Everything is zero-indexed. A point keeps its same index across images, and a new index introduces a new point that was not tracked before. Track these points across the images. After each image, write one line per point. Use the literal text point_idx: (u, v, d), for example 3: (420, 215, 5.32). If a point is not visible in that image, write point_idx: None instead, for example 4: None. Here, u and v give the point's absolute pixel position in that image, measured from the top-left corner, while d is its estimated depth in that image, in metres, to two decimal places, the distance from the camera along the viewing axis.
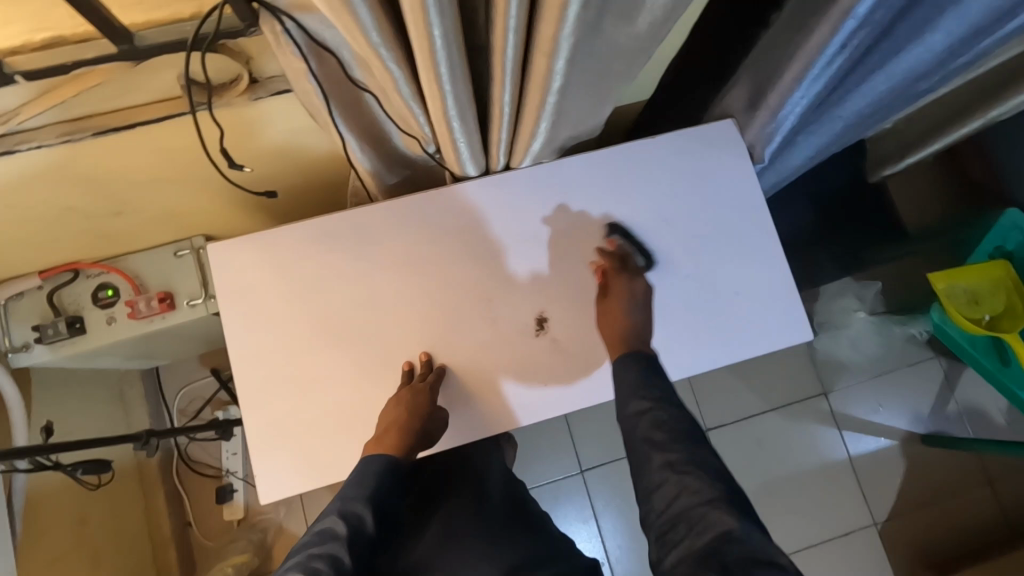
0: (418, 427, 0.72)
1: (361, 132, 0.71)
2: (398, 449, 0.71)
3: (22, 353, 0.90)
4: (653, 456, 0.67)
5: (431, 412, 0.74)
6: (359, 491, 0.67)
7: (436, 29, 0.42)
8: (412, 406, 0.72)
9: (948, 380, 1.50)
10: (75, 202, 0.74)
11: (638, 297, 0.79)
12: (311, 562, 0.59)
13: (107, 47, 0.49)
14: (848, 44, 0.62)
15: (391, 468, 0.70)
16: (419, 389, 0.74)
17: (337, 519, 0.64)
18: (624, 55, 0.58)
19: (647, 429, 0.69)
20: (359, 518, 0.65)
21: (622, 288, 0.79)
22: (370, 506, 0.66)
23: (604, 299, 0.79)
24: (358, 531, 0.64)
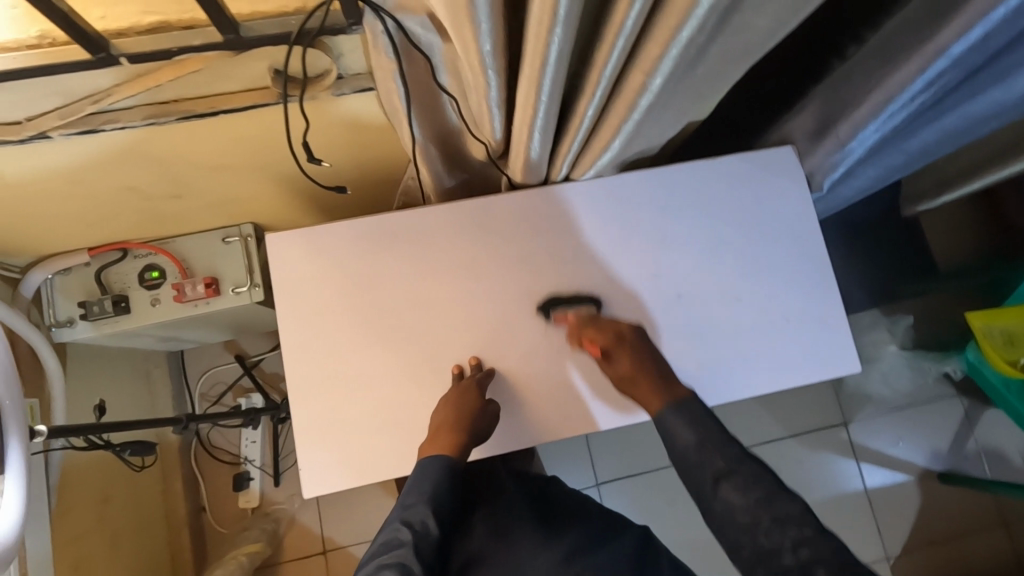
0: (470, 423, 0.71)
1: (432, 133, 0.72)
2: (454, 447, 0.71)
3: (66, 328, 0.91)
4: (739, 522, 0.63)
5: (482, 404, 0.73)
6: (419, 497, 0.69)
7: (554, 42, 0.42)
8: (462, 401, 0.72)
9: (969, 420, 1.49)
10: (140, 183, 0.74)
11: (634, 340, 0.77)
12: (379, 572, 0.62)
13: (212, 35, 0.50)
14: (935, 83, 0.63)
15: (448, 469, 0.70)
16: (471, 389, 0.73)
17: (400, 527, 0.67)
18: (714, 77, 0.58)
19: (720, 494, 0.66)
20: (421, 522, 0.68)
21: (622, 349, 0.76)
22: (432, 510, 0.69)
23: (615, 362, 0.76)
24: (422, 538, 0.67)
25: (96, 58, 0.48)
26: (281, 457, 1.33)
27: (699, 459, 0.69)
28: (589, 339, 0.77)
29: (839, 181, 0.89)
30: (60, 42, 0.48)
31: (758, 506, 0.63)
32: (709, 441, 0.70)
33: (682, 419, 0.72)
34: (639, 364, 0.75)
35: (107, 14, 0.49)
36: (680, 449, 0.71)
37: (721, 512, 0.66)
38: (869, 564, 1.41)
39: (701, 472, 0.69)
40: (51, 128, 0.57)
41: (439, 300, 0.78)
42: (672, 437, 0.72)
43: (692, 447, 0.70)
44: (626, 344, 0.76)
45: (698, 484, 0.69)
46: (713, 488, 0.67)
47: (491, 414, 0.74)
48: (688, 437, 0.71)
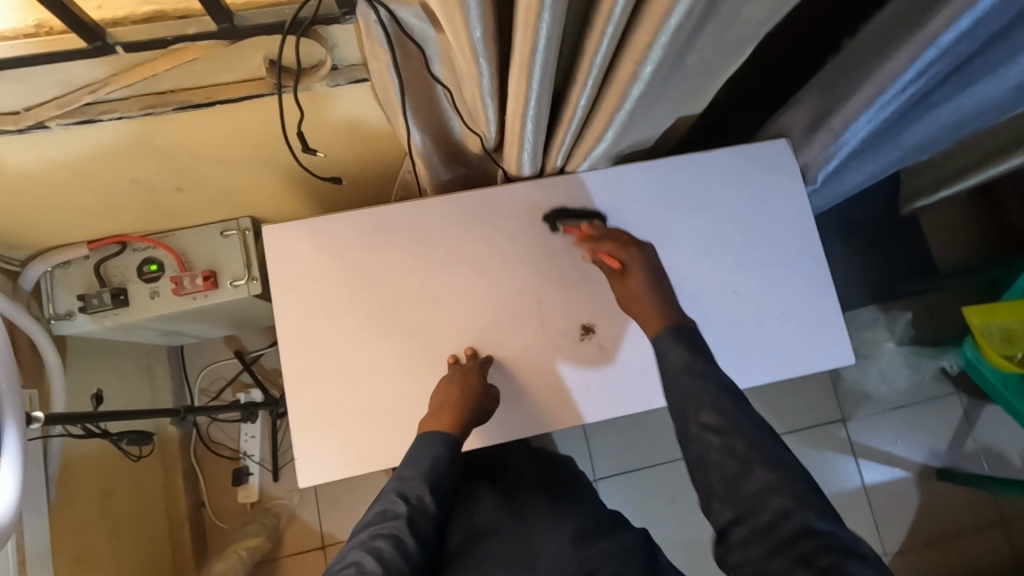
0: (472, 405, 0.72)
1: (427, 125, 0.72)
2: (454, 425, 0.72)
3: (66, 320, 0.92)
4: (710, 444, 0.63)
5: (484, 388, 0.74)
6: (416, 472, 0.70)
7: (543, 28, 0.43)
8: (465, 383, 0.73)
9: (968, 418, 1.49)
10: (138, 174, 0.75)
11: (649, 261, 0.79)
12: (374, 543, 0.64)
13: (207, 24, 0.50)
14: (926, 74, 0.63)
15: (449, 445, 0.71)
16: (475, 371, 0.75)
17: (395, 499, 0.68)
18: (705, 67, 0.58)
19: (700, 417, 0.65)
20: (418, 497, 0.68)
21: (639, 266, 0.78)
22: (429, 486, 0.69)
23: (628, 276, 0.78)
24: (418, 511, 0.68)
25: (91, 47, 0.49)
26: (281, 452, 1.34)
27: (682, 380, 0.68)
28: (604, 251, 0.79)
29: (835, 175, 0.89)
30: (57, 31, 0.48)
31: (733, 433, 0.63)
32: (698, 367, 0.69)
33: (677, 342, 0.72)
34: (651, 287, 0.77)
35: (104, 4, 0.49)
36: (668, 367, 0.71)
37: (694, 434, 0.65)
38: (891, 553, 1.42)
39: (684, 393, 0.67)
40: (49, 118, 0.58)
41: (437, 292, 0.79)
42: (665, 356, 0.71)
43: (683, 367, 0.69)
44: (642, 264, 0.78)
45: (676, 402, 0.68)
46: (695, 424, 0.65)
47: (493, 395, 0.75)
48: (682, 358, 0.70)
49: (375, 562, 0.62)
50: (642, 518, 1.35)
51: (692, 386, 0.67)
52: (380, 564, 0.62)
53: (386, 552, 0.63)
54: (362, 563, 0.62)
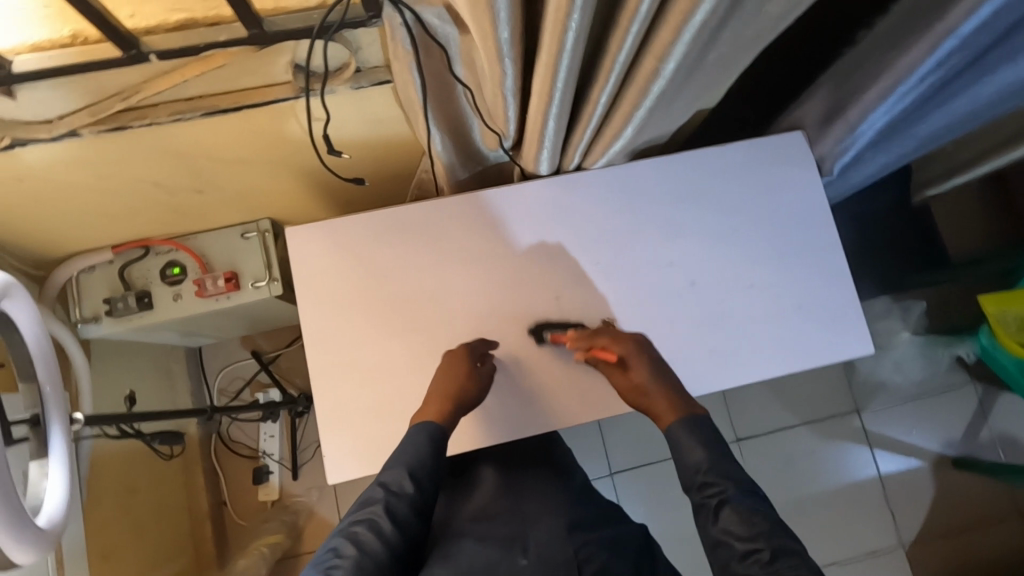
0: (456, 390, 0.73)
1: (446, 125, 0.73)
2: (439, 415, 0.72)
3: (91, 324, 0.93)
4: (734, 550, 0.62)
5: (471, 372, 0.75)
6: (399, 459, 0.70)
7: (571, 27, 0.43)
8: (449, 369, 0.74)
9: (982, 406, 1.48)
10: (163, 178, 0.76)
11: (643, 349, 0.77)
12: (352, 528, 0.66)
13: (238, 31, 0.51)
14: (944, 65, 0.63)
15: (431, 434, 0.71)
16: (462, 356, 0.76)
17: (377, 486, 0.69)
18: (724, 61, 0.59)
19: (720, 520, 0.64)
20: (397, 483, 0.68)
21: (636, 356, 0.76)
22: (409, 473, 0.69)
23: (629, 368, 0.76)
24: (397, 497, 0.68)
25: (126, 56, 0.50)
26: (300, 451, 1.35)
27: (700, 480, 0.68)
28: (601, 347, 0.76)
29: (851, 167, 0.89)
30: (92, 40, 0.50)
31: (758, 539, 0.61)
32: (717, 467, 0.69)
33: (693, 438, 0.71)
34: (653, 375, 0.75)
35: (136, 12, 0.50)
36: (686, 466, 0.71)
37: (716, 540, 0.64)
38: (906, 544, 1.42)
39: (703, 493, 0.68)
40: (82, 126, 0.59)
41: (456, 290, 0.80)
42: (681, 455, 0.71)
43: (698, 467, 0.69)
44: (638, 351, 0.76)
45: (699, 503, 0.68)
46: (717, 527, 0.64)
47: (486, 379, 0.76)
48: (698, 453, 0.70)
49: (351, 546, 0.64)
50: (659, 508, 1.36)
51: (710, 488, 0.67)
52: (356, 548, 0.64)
53: (362, 535, 0.65)
54: (340, 547, 0.65)
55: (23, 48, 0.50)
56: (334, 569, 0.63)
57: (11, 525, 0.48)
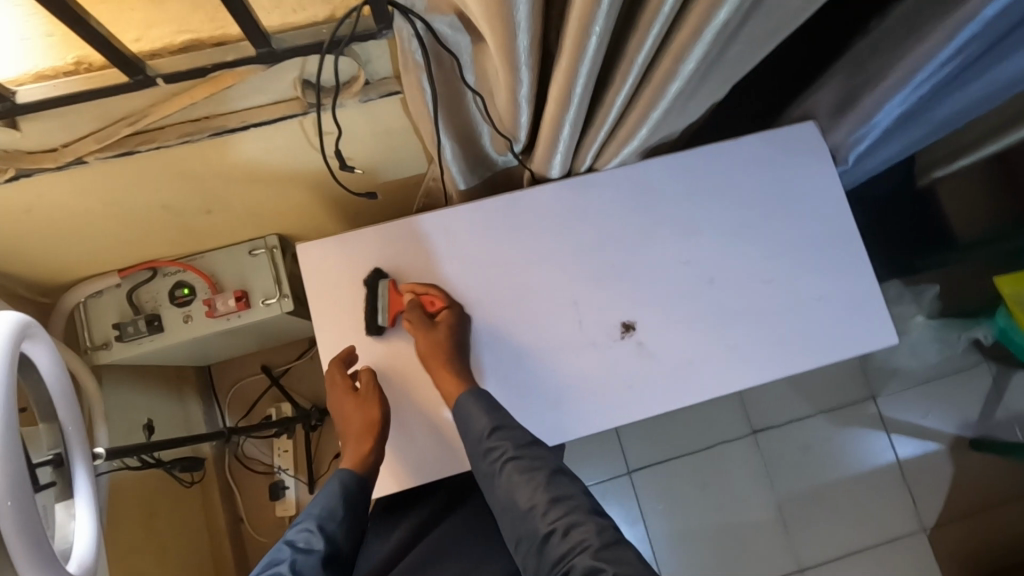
0: (353, 434, 0.74)
1: (455, 133, 0.72)
2: (356, 461, 0.74)
3: (102, 350, 0.91)
4: (521, 504, 0.69)
5: (355, 406, 0.74)
6: (310, 516, 0.71)
7: (594, 29, 0.42)
8: (338, 410, 0.75)
9: (997, 386, 1.47)
10: (171, 199, 0.75)
11: (460, 322, 0.76)
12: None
13: (246, 50, 0.50)
14: (964, 50, 0.62)
15: (342, 480, 0.73)
16: (341, 385, 0.75)
17: (284, 545, 0.68)
18: (744, 55, 0.58)
19: (508, 481, 0.69)
20: (305, 539, 0.68)
21: (447, 324, 0.75)
22: (318, 525, 0.70)
23: (438, 324, 0.75)
24: (304, 555, 0.67)
25: (134, 81, 0.48)
26: (315, 465, 1.34)
27: (486, 446, 0.70)
28: (427, 299, 0.77)
29: (865, 155, 0.88)
30: (97, 66, 0.49)
31: (541, 497, 0.68)
32: (502, 424, 0.71)
33: (480, 406, 0.71)
34: (455, 346, 0.74)
35: (142, 37, 0.50)
36: (470, 429, 0.71)
37: (501, 492, 0.70)
38: (926, 528, 1.42)
39: (489, 458, 0.70)
40: (88, 153, 0.58)
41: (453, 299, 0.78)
42: (468, 421, 0.71)
43: (483, 434, 0.70)
44: (456, 317, 0.75)
45: (484, 467, 0.70)
46: (507, 486, 0.70)
47: (381, 393, 0.75)
48: (483, 420, 0.70)
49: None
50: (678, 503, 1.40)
51: (495, 453, 0.69)
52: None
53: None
54: None
55: (27, 78, 0.49)
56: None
57: (44, 566, 0.47)
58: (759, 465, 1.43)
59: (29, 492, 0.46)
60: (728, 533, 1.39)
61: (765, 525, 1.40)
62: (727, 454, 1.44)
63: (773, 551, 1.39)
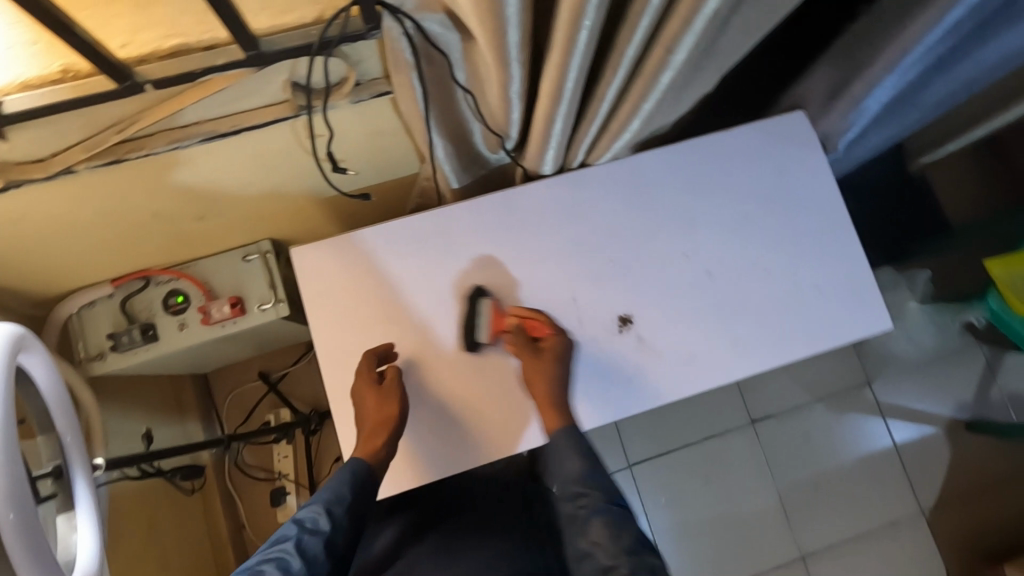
0: (370, 426, 0.71)
1: (448, 132, 0.72)
2: (367, 453, 0.70)
3: (96, 361, 0.90)
4: (598, 563, 0.63)
5: (377, 398, 0.72)
6: (320, 496, 0.66)
7: (585, 22, 0.42)
8: (357, 401, 0.73)
9: (990, 368, 1.50)
10: (162, 206, 0.75)
11: (563, 352, 0.75)
12: (256, 566, 0.58)
13: (235, 53, 0.50)
14: (951, 33, 0.63)
15: (356, 467, 0.69)
16: (365, 377, 0.74)
17: (290, 525, 0.63)
18: (733, 46, 0.58)
19: (589, 533, 0.65)
20: (312, 520, 0.64)
21: (552, 352, 0.74)
22: (326, 507, 0.65)
23: (543, 352, 0.75)
24: (311, 535, 0.62)
25: (122, 87, 0.48)
26: (315, 470, 1.33)
27: (574, 491, 0.67)
28: (533, 323, 0.77)
29: (854, 142, 0.89)
30: (83, 73, 0.49)
31: (619, 557, 0.62)
32: (592, 475, 0.68)
33: (571, 445, 0.70)
34: (556, 378, 0.73)
35: (128, 41, 0.49)
36: (561, 470, 0.69)
37: (580, 547, 0.65)
38: (925, 511, 1.43)
39: (575, 503, 0.67)
40: (77, 162, 0.57)
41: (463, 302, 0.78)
42: (559, 460, 0.70)
43: (574, 477, 0.68)
44: (560, 347, 0.75)
45: (569, 513, 0.68)
46: (586, 539, 0.65)
47: (399, 389, 0.73)
48: (576, 463, 0.69)
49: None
50: (679, 495, 1.40)
51: (582, 499, 0.67)
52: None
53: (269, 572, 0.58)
54: None
55: (11, 87, 0.48)
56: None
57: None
58: (759, 454, 1.44)
59: (30, 504, 0.45)
60: (731, 522, 1.40)
61: (766, 513, 1.41)
62: (727, 444, 1.44)
63: (775, 538, 1.40)
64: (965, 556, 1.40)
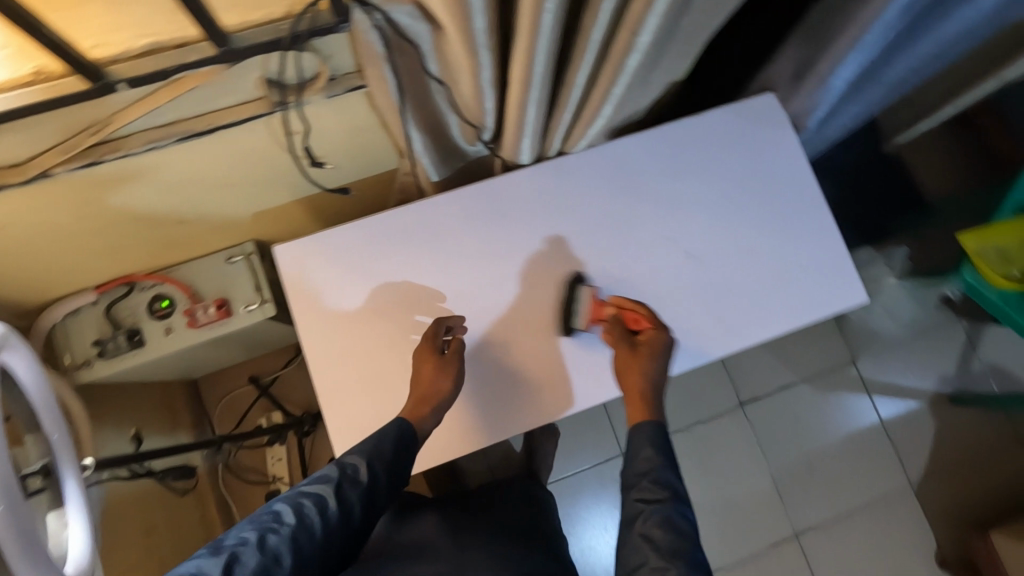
0: (424, 391, 0.72)
1: (424, 125, 0.73)
2: (414, 416, 0.71)
3: (83, 368, 0.91)
4: (648, 560, 0.62)
5: (439, 368, 0.73)
6: (367, 445, 0.67)
7: (547, 7, 0.43)
8: (417, 367, 0.74)
9: (971, 340, 1.52)
10: (142, 209, 0.75)
11: (661, 349, 0.75)
12: (298, 498, 0.62)
13: (207, 50, 0.50)
14: (906, 9, 0.65)
15: (401, 428, 0.68)
16: (430, 345, 0.75)
17: (333, 466, 0.65)
18: (697, 28, 0.60)
19: (644, 526, 0.64)
20: (355, 468, 0.65)
21: (651, 346, 0.75)
22: (367, 461, 0.66)
23: (641, 343, 0.76)
24: (349, 484, 0.64)
25: (94, 87, 0.49)
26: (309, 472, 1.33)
27: (642, 485, 0.67)
28: (632, 316, 0.77)
29: (824, 121, 0.91)
30: (55, 74, 0.49)
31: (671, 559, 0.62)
32: (663, 475, 0.67)
33: (649, 441, 0.70)
34: (651, 373, 0.74)
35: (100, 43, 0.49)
36: (634, 463, 0.69)
37: (632, 539, 0.65)
38: (913, 484, 1.46)
39: (639, 497, 0.67)
40: (54, 166, 0.58)
41: (559, 287, 0.81)
42: (634, 450, 0.70)
43: (647, 471, 0.67)
44: (656, 340, 0.76)
45: (631, 503, 0.67)
46: (638, 534, 0.65)
47: (459, 364, 0.75)
48: (649, 458, 0.69)
49: (292, 514, 0.61)
50: None
51: (649, 495, 0.66)
52: (296, 518, 0.60)
53: (306, 509, 0.61)
54: (281, 512, 0.61)
55: None
56: (269, 533, 0.58)
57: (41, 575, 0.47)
58: (750, 436, 1.47)
59: (21, 502, 0.46)
60: (724, 504, 1.42)
61: (758, 493, 1.43)
62: (718, 428, 1.46)
63: (768, 517, 1.42)
64: (953, 526, 1.43)
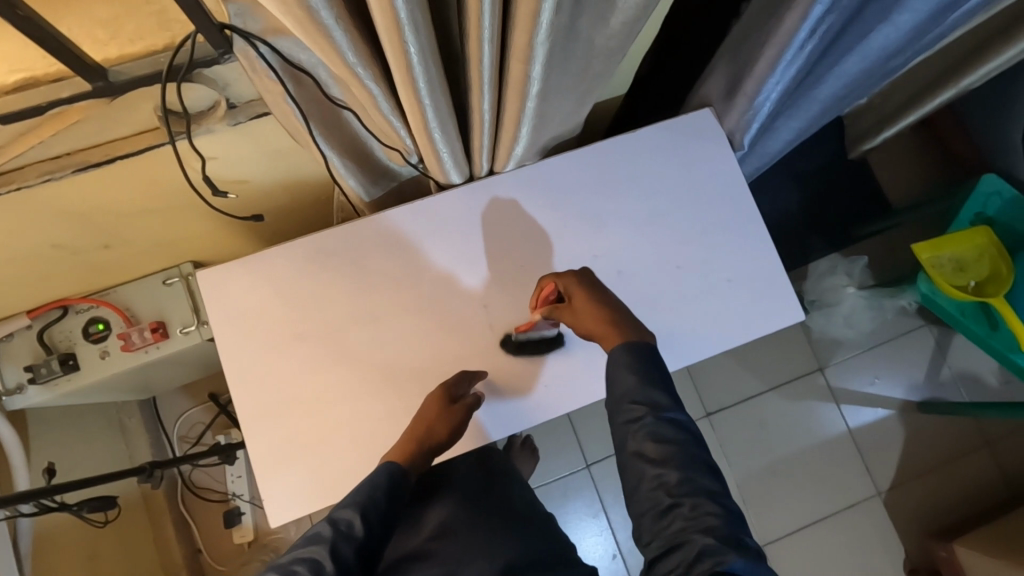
0: (422, 438, 0.71)
1: (345, 151, 0.71)
2: (402, 458, 0.70)
3: (16, 395, 0.89)
4: (643, 472, 0.62)
5: (437, 417, 0.72)
6: (354, 498, 0.65)
7: (411, 45, 0.43)
8: (421, 412, 0.73)
9: (940, 347, 1.51)
10: (62, 237, 0.75)
11: (586, 286, 0.74)
12: (291, 566, 0.61)
13: (82, 85, 0.49)
14: (817, 30, 0.65)
15: (389, 475, 0.68)
16: (439, 393, 0.74)
17: (325, 524, 0.64)
18: (602, 54, 0.59)
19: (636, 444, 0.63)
20: (346, 524, 0.64)
21: (576, 294, 0.73)
22: (360, 513, 0.64)
23: (573, 305, 0.73)
24: (343, 542, 0.63)
25: None
26: None
27: (623, 406, 0.65)
28: (545, 299, 0.76)
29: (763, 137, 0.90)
30: None
31: (666, 461, 0.61)
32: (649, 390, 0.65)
33: (629, 362, 0.67)
34: (594, 304, 0.72)
35: None
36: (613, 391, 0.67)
37: (629, 459, 0.63)
38: (880, 492, 1.45)
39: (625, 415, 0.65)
40: None
41: (450, 322, 0.79)
42: (615, 383, 0.66)
43: (625, 394, 0.65)
44: (579, 284, 0.74)
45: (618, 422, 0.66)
46: (633, 463, 0.63)
47: (464, 419, 0.73)
48: (630, 380, 0.66)
49: None
50: None
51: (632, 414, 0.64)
52: None
53: None
54: None
55: None
56: None
57: None
58: (715, 446, 1.46)
59: None
60: None
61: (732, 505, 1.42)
62: None
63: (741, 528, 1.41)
64: (923, 535, 1.42)
